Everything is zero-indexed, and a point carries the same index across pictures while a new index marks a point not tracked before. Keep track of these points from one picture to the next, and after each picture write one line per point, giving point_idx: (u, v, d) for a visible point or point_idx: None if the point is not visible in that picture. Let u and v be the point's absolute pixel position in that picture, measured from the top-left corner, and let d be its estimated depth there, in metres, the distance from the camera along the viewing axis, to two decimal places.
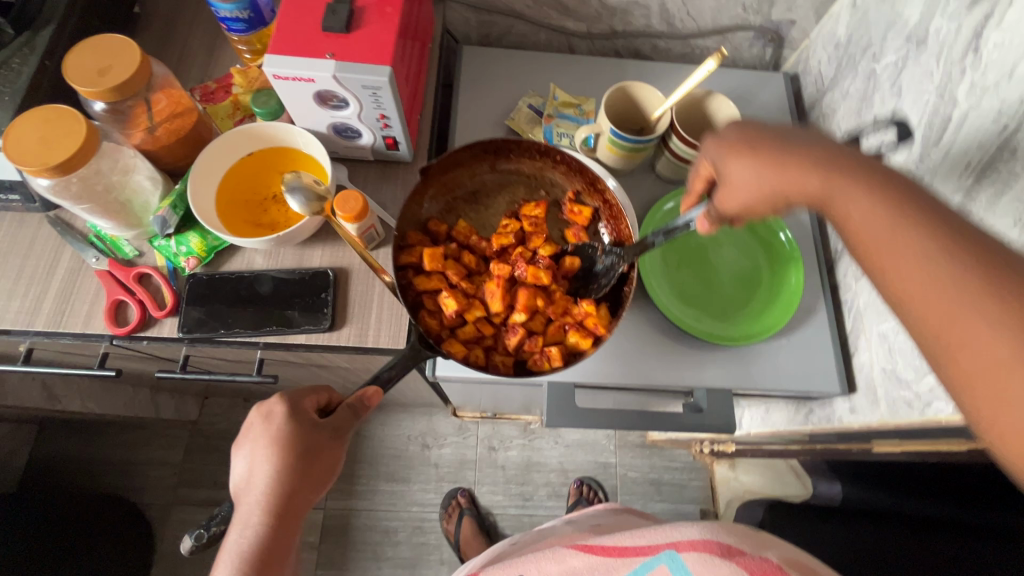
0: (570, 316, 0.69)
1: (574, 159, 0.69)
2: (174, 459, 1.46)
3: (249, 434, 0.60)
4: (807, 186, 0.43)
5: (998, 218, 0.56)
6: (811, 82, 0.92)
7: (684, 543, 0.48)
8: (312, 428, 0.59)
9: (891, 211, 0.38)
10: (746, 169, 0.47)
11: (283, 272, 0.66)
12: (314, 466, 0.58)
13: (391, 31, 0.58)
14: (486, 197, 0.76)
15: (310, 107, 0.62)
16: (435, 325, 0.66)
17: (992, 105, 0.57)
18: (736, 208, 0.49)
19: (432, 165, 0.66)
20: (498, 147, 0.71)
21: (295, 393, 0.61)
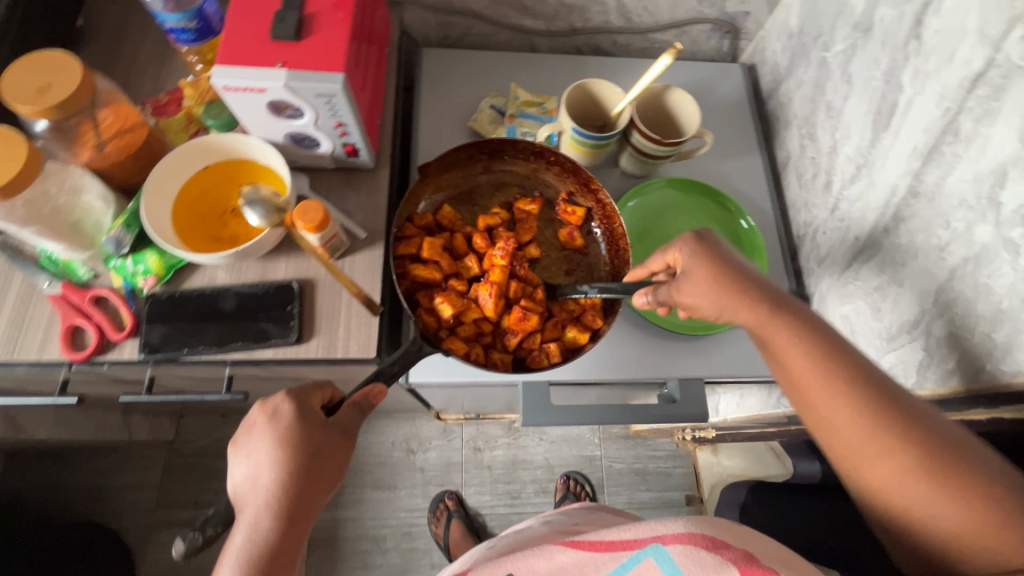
0: (568, 313, 0.72)
1: (568, 160, 0.73)
2: (151, 482, 1.42)
3: (250, 436, 0.58)
4: (752, 313, 0.54)
5: (942, 202, 0.58)
6: (768, 72, 0.94)
7: (670, 536, 0.47)
8: (322, 425, 0.58)
9: (811, 346, 0.51)
10: (707, 280, 0.55)
11: (247, 286, 0.65)
12: (325, 464, 0.57)
13: (343, 36, 0.57)
14: (482, 197, 0.78)
15: (264, 118, 0.61)
16: (433, 322, 0.68)
17: (935, 91, 0.59)
18: (690, 303, 0.57)
19: (429, 164, 0.71)
20: (494, 147, 0.75)
21: (300, 391, 0.60)
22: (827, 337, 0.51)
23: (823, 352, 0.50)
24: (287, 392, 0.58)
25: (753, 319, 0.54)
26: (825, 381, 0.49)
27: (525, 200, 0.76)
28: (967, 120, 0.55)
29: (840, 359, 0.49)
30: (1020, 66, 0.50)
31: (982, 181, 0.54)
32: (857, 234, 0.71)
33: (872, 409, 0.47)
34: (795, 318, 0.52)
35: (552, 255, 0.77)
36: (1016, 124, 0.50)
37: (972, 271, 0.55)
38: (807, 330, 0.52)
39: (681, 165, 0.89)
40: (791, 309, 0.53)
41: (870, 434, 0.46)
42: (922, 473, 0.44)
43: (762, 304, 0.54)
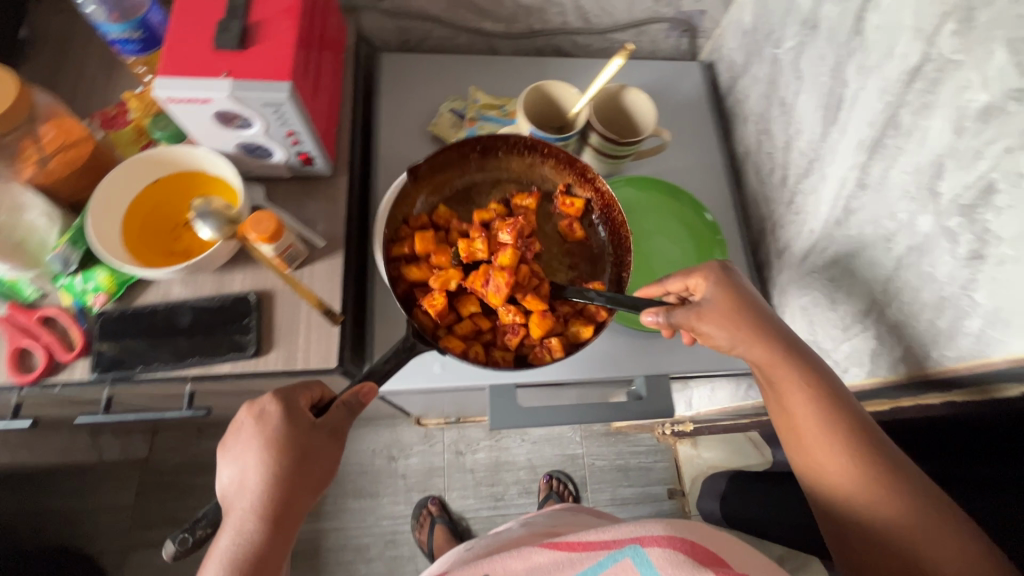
0: (571, 306, 0.70)
1: (563, 152, 0.70)
2: (126, 502, 1.39)
3: (238, 438, 0.56)
4: (763, 353, 0.57)
5: (890, 194, 0.59)
6: (725, 69, 0.95)
7: (648, 538, 0.48)
8: (309, 428, 0.56)
9: (812, 391, 0.55)
10: (722, 317, 0.58)
11: (202, 300, 0.64)
12: (312, 468, 0.55)
13: (288, 44, 0.57)
14: (479, 195, 0.76)
15: (213, 128, 0.60)
16: (429, 322, 0.66)
17: (878, 85, 0.61)
18: (706, 332, 0.59)
19: (420, 164, 0.69)
20: (486, 144, 0.72)
21: (288, 391, 0.58)
22: (824, 381, 0.56)
23: (821, 396, 0.55)
24: (273, 394, 0.56)
25: (759, 357, 0.58)
26: (820, 423, 0.54)
27: (522, 196, 0.74)
28: (907, 113, 0.57)
29: (835, 403, 0.55)
30: (952, 60, 0.52)
31: (922, 172, 0.55)
32: (812, 227, 0.73)
33: (864, 450, 0.52)
34: (800, 359, 0.57)
35: (553, 251, 0.75)
36: (951, 115, 0.52)
37: (916, 260, 0.56)
38: (809, 373, 0.56)
39: (643, 163, 0.90)
40: (797, 350, 0.57)
41: (863, 475, 0.51)
42: (915, 513, 0.48)
43: (775, 341, 0.57)
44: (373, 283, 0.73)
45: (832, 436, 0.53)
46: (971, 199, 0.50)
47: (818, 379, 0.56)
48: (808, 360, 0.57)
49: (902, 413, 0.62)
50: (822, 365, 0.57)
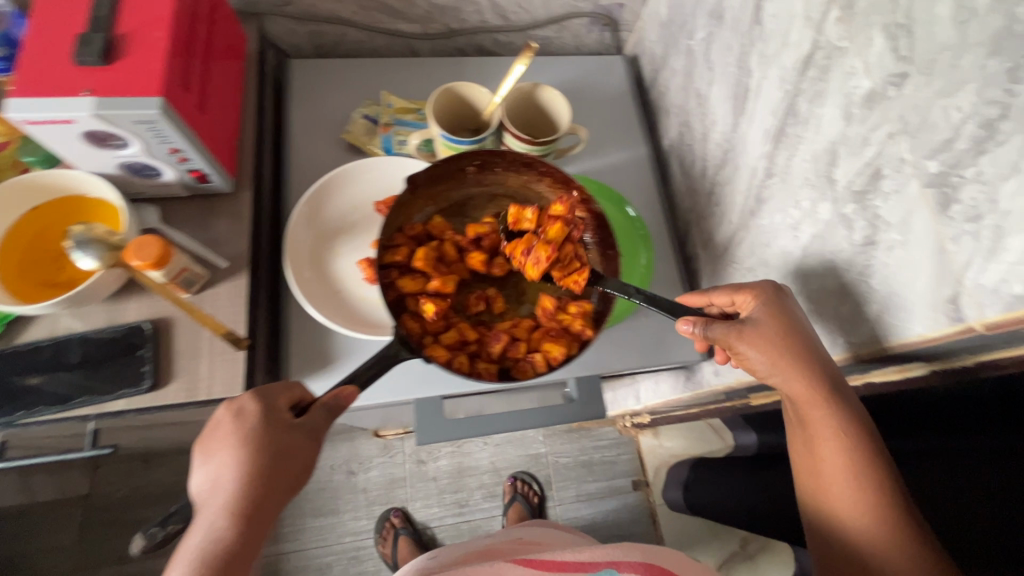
0: (556, 323, 0.66)
1: (561, 172, 0.65)
2: (69, 542, 1.32)
3: (210, 436, 0.48)
4: (804, 391, 0.53)
5: (796, 182, 0.59)
6: (648, 61, 0.94)
7: (623, 564, 0.54)
8: (286, 428, 0.47)
9: (846, 435, 0.52)
10: (767, 345, 0.54)
11: (92, 333, 0.60)
12: (289, 470, 0.47)
13: (158, 57, 0.53)
14: (474, 209, 0.73)
15: (85, 149, 0.56)
16: (416, 328, 0.61)
17: (778, 74, 0.61)
18: (743, 352, 0.55)
19: (418, 175, 0.64)
20: (485, 158, 0.67)
21: (268, 389, 0.49)
22: (860, 428, 0.53)
23: (856, 445, 0.52)
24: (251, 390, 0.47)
25: (794, 391, 0.54)
26: (848, 468, 0.52)
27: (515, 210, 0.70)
28: (803, 102, 0.57)
29: (870, 453, 0.52)
30: (838, 46, 0.51)
31: (820, 159, 0.55)
32: (731, 217, 0.73)
33: (891, 506, 0.50)
34: (840, 401, 0.53)
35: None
36: (840, 102, 0.52)
37: (820, 248, 0.56)
38: (849, 418, 0.53)
39: (570, 161, 0.88)
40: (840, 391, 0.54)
41: (887, 530, 0.49)
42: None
43: (822, 379, 0.53)
44: (285, 303, 0.70)
45: (863, 485, 0.51)
46: (862, 185, 0.50)
47: (856, 424, 0.53)
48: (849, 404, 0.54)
49: None
50: (863, 412, 0.54)
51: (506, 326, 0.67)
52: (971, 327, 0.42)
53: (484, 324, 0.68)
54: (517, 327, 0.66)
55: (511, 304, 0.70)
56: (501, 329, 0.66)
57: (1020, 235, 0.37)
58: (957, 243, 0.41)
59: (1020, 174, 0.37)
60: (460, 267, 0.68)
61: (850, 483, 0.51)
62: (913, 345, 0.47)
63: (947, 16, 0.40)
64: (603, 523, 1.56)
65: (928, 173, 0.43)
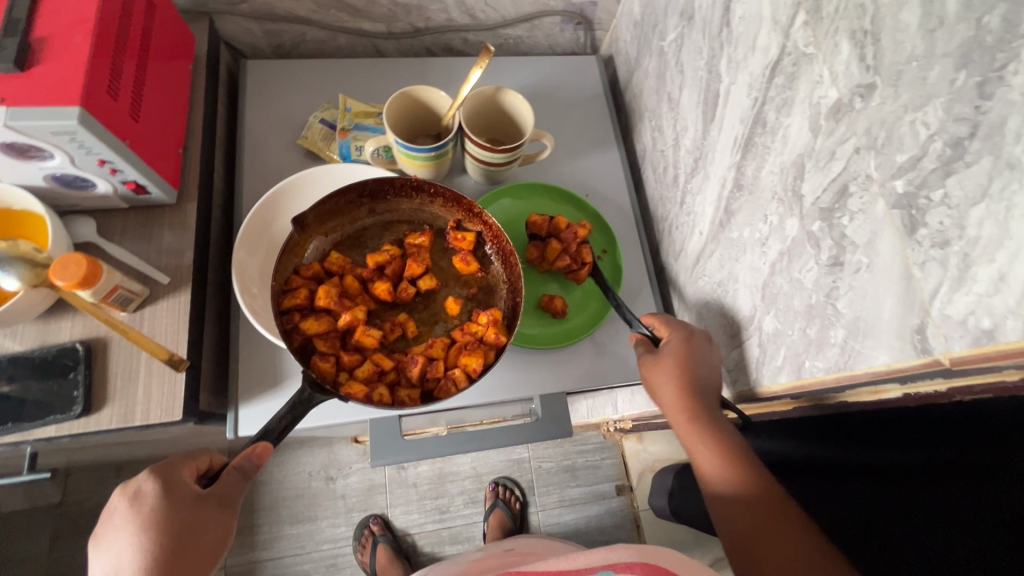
0: (471, 337, 0.64)
1: (449, 189, 0.63)
2: (38, 551, 1.29)
3: (108, 526, 0.48)
4: (686, 413, 0.59)
5: (763, 191, 0.56)
6: (622, 62, 0.91)
7: (622, 564, 0.48)
8: (192, 500, 0.49)
9: (722, 450, 0.56)
10: (665, 375, 0.61)
11: (20, 355, 0.56)
12: (198, 541, 0.48)
13: (80, 63, 0.50)
14: (372, 239, 0.69)
15: (5, 161, 0.52)
16: (329, 368, 0.60)
17: (746, 80, 0.57)
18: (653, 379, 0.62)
19: (305, 214, 0.61)
20: (374, 187, 0.64)
21: (166, 465, 0.50)
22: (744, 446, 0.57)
23: (728, 457, 0.55)
24: (149, 470, 0.48)
25: (678, 415, 0.60)
26: (724, 476, 0.55)
27: (413, 234, 0.68)
28: (770, 111, 0.54)
29: (745, 465, 0.55)
30: (805, 53, 0.48)
31: (787, 172, 0.52)
32: (701, 229, 0.70)
33: (776, 503, 0.52)
34: (724, 423, 0.58)
35: (451, 288, 0.69)
36: (807, 112, 0.49)
37: (787, 266, 0.53)
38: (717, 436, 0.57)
39: (539, 166, 0.85)
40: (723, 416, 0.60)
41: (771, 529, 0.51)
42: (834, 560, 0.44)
43: (707, 402, 0.60)
44: (235, 320, 0.67)
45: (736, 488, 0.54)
46: (829, 202, 0.47)
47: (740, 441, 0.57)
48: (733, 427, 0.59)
49: (783, 415, 0.61)
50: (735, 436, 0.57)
51: (422, 348, 0.64)
52: (938, 360, 0.39)
53: (400, 351, 0.66)
54: (432, 347, 0.64)
55: (425, 325, 0.68)
56: (418, 351, 0.64)
57: (988, 265, 0.34)
58: (924, 269, 0.38)
59: (990, 200, 0.34)
60: (365, 300, 0.66)
61: (737, 490, 0.54)
62: (877, 375, 0.44)
63: (915, 24, 0.37)
64: (586, 529, 1.54)
65: (895, 193, 0.40)
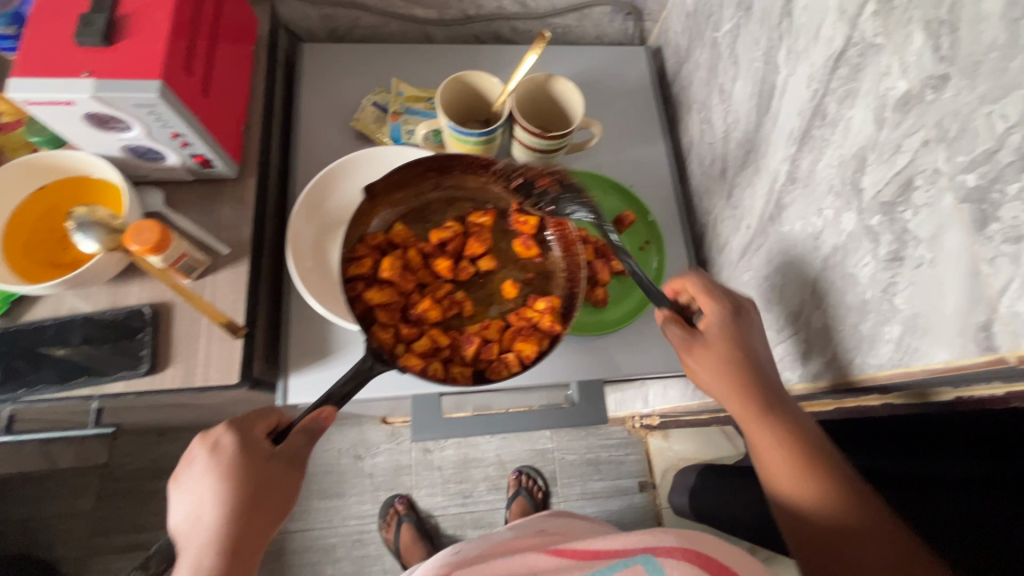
0: (526, 322, 0.67)
1: (521, 172, 0.66)
2: (86, 508, 1.37)
3: (191, 471, 0.52)
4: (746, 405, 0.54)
5: (819, 184, 0.55)
6: (671, 53, 0.90)
7: (661, 548, 0.50)
8: (266, 458, 0.51)
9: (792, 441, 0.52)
10: (718, 362, 0.56)
11: (93, 315, 0.60)
12: (273, 499, 0.51)
13: (160, 39, 0.52)
14: (434, 215, 0.72)
15: (88, 131, 0.55)
16: (388, 338, 0.61)
17: (805, 71, 0.56)
18: (701, 364, 0.57)
19: (376, 183, 0.64)
20: (441, 163, 0.66)
21: (242, 421, 0.54)
22: (811, 437, 0.52)
23: (797, 448, 0.51)
24: (228, 424, 0.52)
25: (735, 410, 0.55)
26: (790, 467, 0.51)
27: (477, 213, 0.71)
28: (831, 102, 0.53)
29: (812, 456, 0.51)
30: (873, 43, 0.47)
31: (846, 166, 0.51)
32: (748, 222, 0.69)
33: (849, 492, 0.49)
34: (790, 417, 0.54)
35: (508, 271, 0.72)
36: (872, 104, 0.48)
37: (841, 261, 0.53)
38: (785, 428, 0.52)
39: (583, 156, 0.85)
40: (785, 398, 0.55)
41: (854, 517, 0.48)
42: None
43: (762, 391, 0.55)
44: (288, 293, 0.69)
45: (810, 481, 0.50)
46: (891, 195, 0.46)
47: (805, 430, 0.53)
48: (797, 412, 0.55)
49: (825, 414, 0.60)
50: (799, 425, 0.53)
51: (477, 329, 0.68)
52: (1002, 358, 0.38)
53: (455, 329, 0.69)
54: (488, 329, 0.67)
55: (481, 304, 0.71)
56: (473, 331, 0.67)
57: None
58: (993, 265, 0.38)
59: None
60: (426, 274, 0.69)
61: (807, 482, 0.50)
62: (933, 372, 0.44)
63: (997, 13, 0.36)
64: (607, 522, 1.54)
65: (965, 187, 0.39)
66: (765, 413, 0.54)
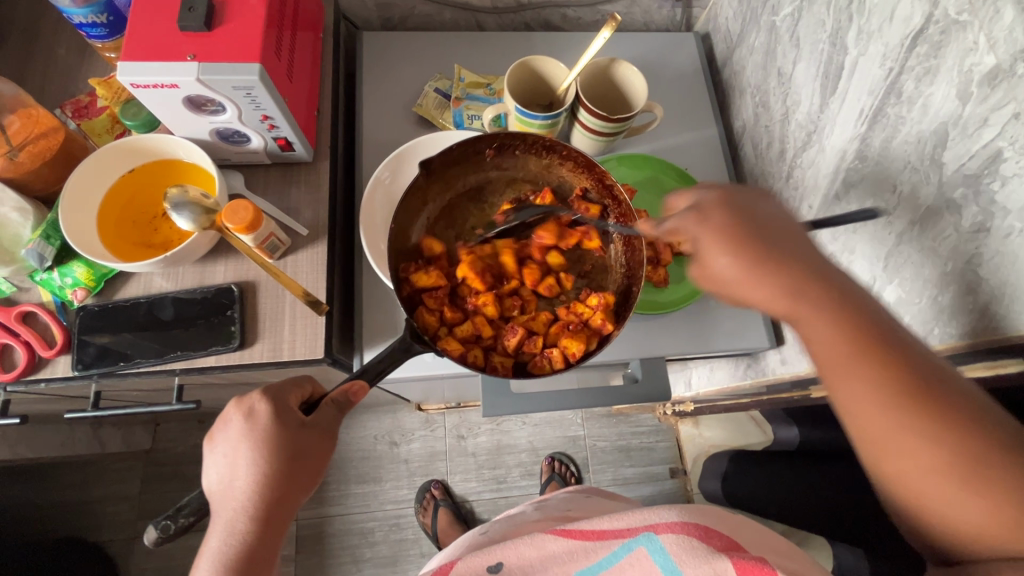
0: (575, 317, 0.68)
1: (580, 154, 0.66)
2: (132, 492, 1.39)
3: (225, 434, 0.53)
4: (775, 301, 0.45)
5: (894, 160, 0.57)
6: (721, 39, 0.91)
7: (662, 525, 0.50)
8: (300, 429, 0.53)
9: (844, 331, 0.43)
10: (726, 261, 0.47)
11: (183, 293, 0.62)
12: (302, 471, 0.53)
13: (255, 25, 0.54)
14: (492, 193, 0.74)
15: (184, 114, 0.58)
16: (433, 322, 0.65)
17: (878, 50, 0.57)
18: (709, 262, 0.48)
19: (432, 159, 0.65)
20: (502, 141, 0.68)
21: (276, 388, 0.54)
22: (859, 317, 0.43)
23: (847, 336, 0.43)
24: (263, 392, 0.52)
25: (768, 305, 0.46)
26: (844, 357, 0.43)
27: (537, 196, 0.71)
28: (908, 80, 0.54)
29: (866, 347, 0.42)
30: (957, 20, 0.47)
31: (924, 141, 0.53)
32: (811, 202, 0.70)
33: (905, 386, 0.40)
34: (836, 296, 0.44)
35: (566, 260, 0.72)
36: (955, 80, 0.49)
37: (918, 234, 0.54)
38: (832, 313, 0.44)
39: (636, 141, 0.87)
40: (830, 278, 0.45)
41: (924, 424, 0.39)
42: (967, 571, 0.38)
43: (794, 281, 0.45)
44: (361, 273, 0.72)
45: (867, 379, 0.41)
46: (977, 168, 0.47)
47: (851, 322, 0.43)
48: (844, 292, 0.45)
49: None
50: (846, 306, 0.44)
51: (523, 320, 0.68)
52: None
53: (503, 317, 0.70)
54: (534, 322, 0.68)
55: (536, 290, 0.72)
56: (519, 322, 0.68)
57: None
58: None
59: None
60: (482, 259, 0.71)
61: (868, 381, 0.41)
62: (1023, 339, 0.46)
63: None
64: None
65: None
66: (799, 308, 0.45)
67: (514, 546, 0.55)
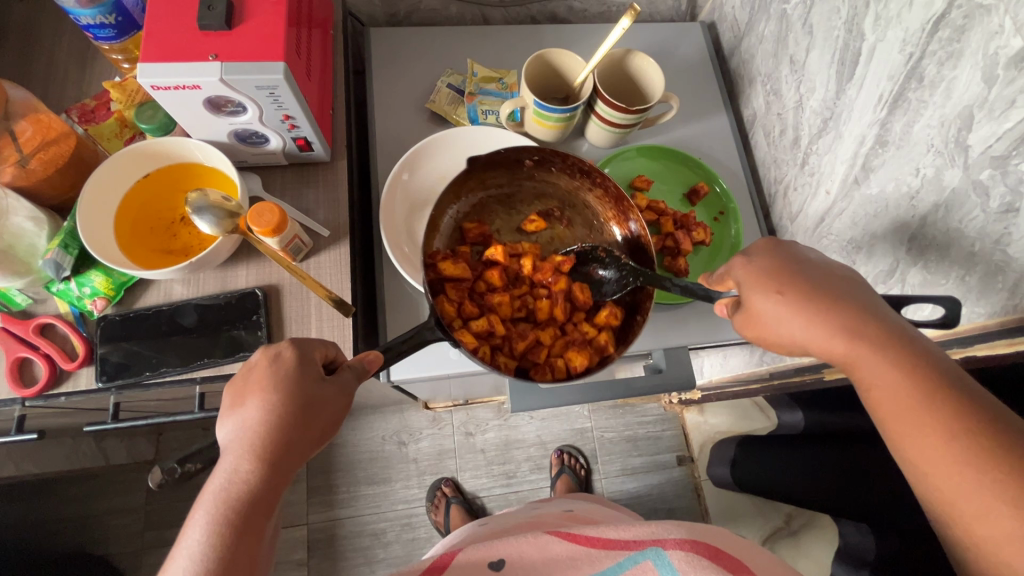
0: (581, 334, 0.67)
1: (612, 185, 0.65)
2: (136, 504, 1.36)
3: (239, 383, 0.48)
4: (831, 347, 0.45)
5: (916, 145, 0.57)
6: (727, 28, 0.91)
7: (671, 541, 0.48)
8: (317, 379, 0.48)
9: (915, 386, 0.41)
10: (773, 306, 0.48)
11: (205, 299, 0.61)
12: (317, 418, 0.47)
13: (276, 22, 0.53)
14: (520, 204, 0.74)
15: (203, 116, 0.57)
16: (451, 310, 0.63)
17: (897, 36, 0.57)
18: (759, 305, 0.48)
19: (478, 158, 0.64)
20: (543, 155, 0.67)
21: (304, 342, 0.50)
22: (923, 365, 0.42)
23: (910, 387, 0.42)
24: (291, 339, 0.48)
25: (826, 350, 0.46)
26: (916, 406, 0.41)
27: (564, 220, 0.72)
28: (930, 64, 0.54)
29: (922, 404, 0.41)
30: (982, 4, 0.47)
31: (949, 125, 0.53)
32: (828, 187, 0.71)
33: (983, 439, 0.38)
34: (903, 346, 0.43)
35: None
36: (980, 64, 0.49)
37: (944, 217, 0.55)
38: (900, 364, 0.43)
39: (647, 132, 0.87)
40: (882, 322, 0.45)
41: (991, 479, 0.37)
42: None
43: (845, 324, 0.45)
44: (381, 271, 0.71)
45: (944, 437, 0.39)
46: (1003, 149, 0.48)
47: (919, 372, 0.42)
48: (897, 338, 0.44)
49: None
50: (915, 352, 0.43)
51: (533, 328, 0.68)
52: None
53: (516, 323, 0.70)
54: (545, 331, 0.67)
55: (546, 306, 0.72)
56: (530, 329, 0.68)
57: None
58: None
59: None
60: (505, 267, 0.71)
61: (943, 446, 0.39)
62: None
63: None
64: (648, 496, 1.57)
65: None
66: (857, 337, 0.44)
67: (517, 543, 0.53)
